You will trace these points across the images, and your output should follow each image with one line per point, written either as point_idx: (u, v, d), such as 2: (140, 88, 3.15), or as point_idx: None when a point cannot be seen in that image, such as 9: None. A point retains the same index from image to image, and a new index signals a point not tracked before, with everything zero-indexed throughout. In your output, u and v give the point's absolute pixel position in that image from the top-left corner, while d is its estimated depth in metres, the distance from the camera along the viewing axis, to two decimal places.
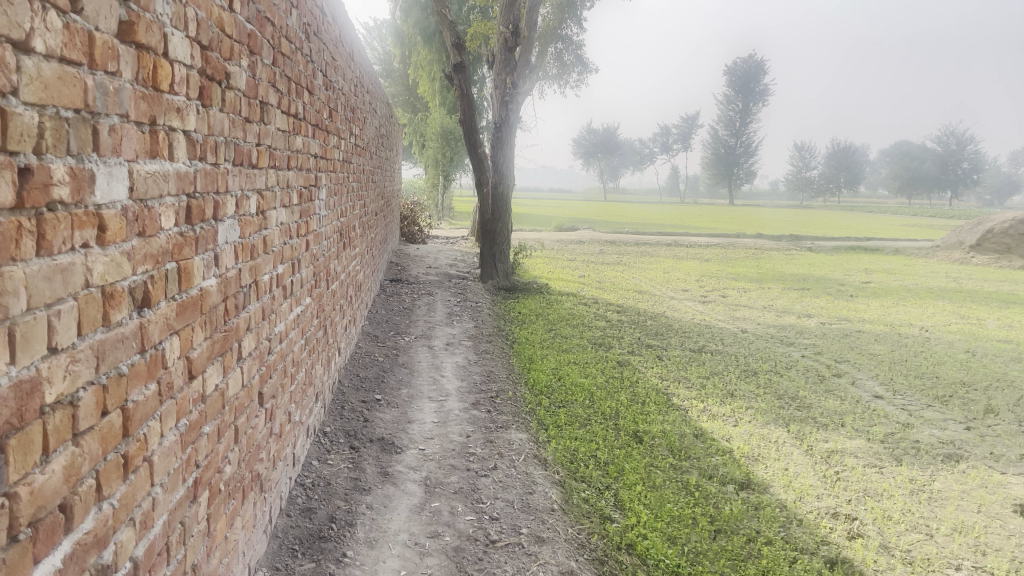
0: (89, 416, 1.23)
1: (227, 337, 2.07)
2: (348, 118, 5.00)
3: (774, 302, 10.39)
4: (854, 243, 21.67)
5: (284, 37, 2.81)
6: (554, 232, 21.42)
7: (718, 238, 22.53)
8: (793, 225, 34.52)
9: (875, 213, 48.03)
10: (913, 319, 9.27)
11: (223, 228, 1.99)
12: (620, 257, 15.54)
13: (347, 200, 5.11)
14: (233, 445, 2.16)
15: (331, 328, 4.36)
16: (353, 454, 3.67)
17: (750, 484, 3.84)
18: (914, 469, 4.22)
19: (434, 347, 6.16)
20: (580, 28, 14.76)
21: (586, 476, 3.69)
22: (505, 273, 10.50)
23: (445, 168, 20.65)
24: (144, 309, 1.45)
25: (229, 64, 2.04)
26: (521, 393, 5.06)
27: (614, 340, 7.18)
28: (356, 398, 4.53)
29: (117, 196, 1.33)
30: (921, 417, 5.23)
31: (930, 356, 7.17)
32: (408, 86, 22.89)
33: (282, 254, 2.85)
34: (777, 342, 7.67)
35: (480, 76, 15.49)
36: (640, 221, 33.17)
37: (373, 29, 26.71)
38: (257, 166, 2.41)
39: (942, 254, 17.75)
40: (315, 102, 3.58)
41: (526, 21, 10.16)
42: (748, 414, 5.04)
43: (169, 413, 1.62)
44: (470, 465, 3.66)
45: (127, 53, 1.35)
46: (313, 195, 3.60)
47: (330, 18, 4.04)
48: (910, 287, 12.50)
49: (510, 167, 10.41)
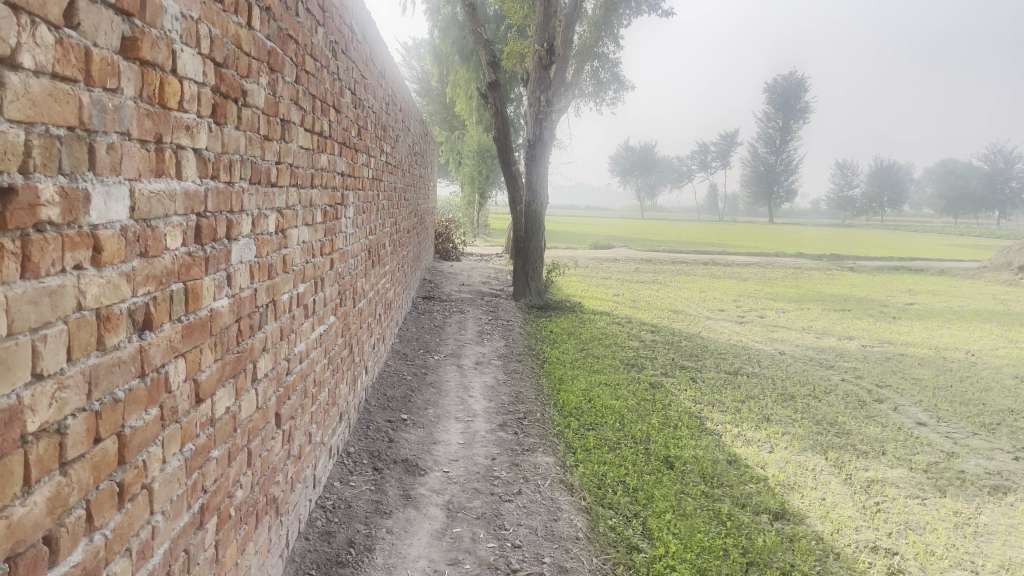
0: (79, 443, 1.18)
1: (240, 358, 2.02)
2: (379, 136, 5.01)
3: (814, 323, 10.17)
4: (898, 262, 21.22)
5: (309, 55, 2.79)
6: (590, 250, 21.34)
7: (757, 257, 22.26)
8: (834, 244, 33.91)
9: (920, 232, 47.07)
10: (959, 342, 8.98)
11: (237, 248, 1.96)
12: (656, 275, 15.39)
13: (377, 218, 5.10)
14: (245, 469, 2.11)
15: (358, 346, 4.33)
16: (376, 475, 3.62)
17: (786, 514, 3.69)
18: (959, 501, 4.04)
19: (463, 366, 6.10)
20: (617, 46, 14.69)
21: (614, 502, 3.59)
22: (538, 291, 10.43)
23: (482, 185, 20.72)
24: (145, 331, 1.41)
25: (246, 82, 2.01)
26: (549, 415, 4.97)
27: (647, 360, 7.06)
28: (382, 418, 4.48)
29: (115, 216, 1.29)
30: (967, 445, 5.03)
31: (977, 381, 6.92)
32: (447, 105, 23.09)
33: (304, 273, 2.82)
34: (815, 365, 7.48)
35: (517, 95, 15.50)
36: (678, 240, 32.91)
37: (412, 49, 27.04)
38: (278, 184, 2.39)
39: (990, 275, 17.28)
40: (342, 120, 3.56)
41: (562, 38, 10.11)
42: (785, 440, 4.89)
43: (173, 438, 1.58)
44: (494, 489, 3.58)
45: (130, 69, 1.32)
46: (340, 213, 3.57)
47: (360, 37, 4.04)
48: (957, 308, 12.15)
49: (544, 186, 10.35)
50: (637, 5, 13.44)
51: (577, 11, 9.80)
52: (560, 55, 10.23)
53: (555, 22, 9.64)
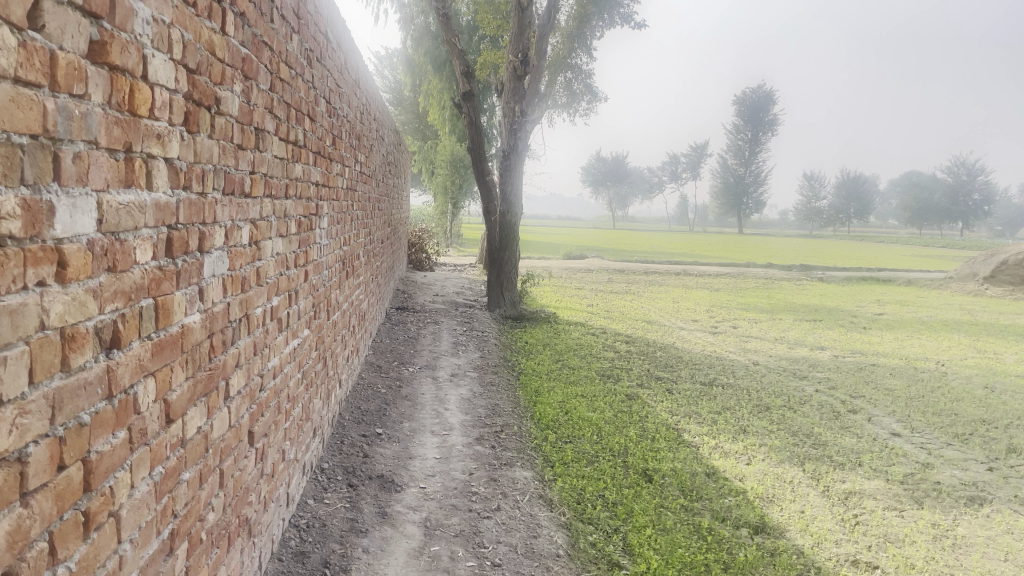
0: (41, 472, 1.11)
1: (212, 376, 1.94)
2: (353, 145, 4.93)
3: (786, 334, 10.24)
4: (866, 273, 21.48)
5: (284, 62, 2.72)
6: (563, 260, 21.35)
7: (728, 267, 22.44)
8: (804, 254, 34.37)
9: (886, 243, 47.78)
10: (929, 353, 9.08)
11: (209, 261, 1.89)
12: (629, 286, 15.44)
13: (352, 228, 5.03)
14: (217, 491, 2.03)
15: (332, 359, 4.25)
16: (351, 492, 3.53)
17: (765, 528, 3.67)
18: (936, 513, 4.05)
19: (439, 378, 6.03)
20: (591, 58, 14.73)
21: (593, 518, 3.54)
22: (512, 302, 10.38)
23: (454, 196, 20.68)
24: (113, 350, 1.34)
25: (219, 90, 1.95)
26: (526, 428, 4.91)
27: (622, 371, 7.04)
28: (356, 432, 4.40)
29: (82, 229, 1.22)
30: (941, 456, 5.06)
31: (948, 391, 6.99)
32: (420, 115, 23.08)
33: (278, 285, 2.74)
34: (789, 375, 7.51)
35: (490, 105, 15.47)
36: (649, 249, 33.09)
37: (385, 59, 26.97)
38: (251, 194, 2.31)
39: (956, 285, 17.57)
40: (317, 129, 3.49)
41: (536, 49, 10.07)
42: (762, 452, 4.88)
43: (142, 462, 1.50)
44: (472, 505, 3.52)
45: (98, 75, 1.25)
46: (314, 224, 3.51)
47: (335, 45, 3.97)
48: (926, 318, 12.33)
49: (518, 197, 10.33)
50: (611, 17, 13.50)
51: (551, 22, 9.81)
52: (535, 66, 10.22)
53: (530, 33, 9.62)
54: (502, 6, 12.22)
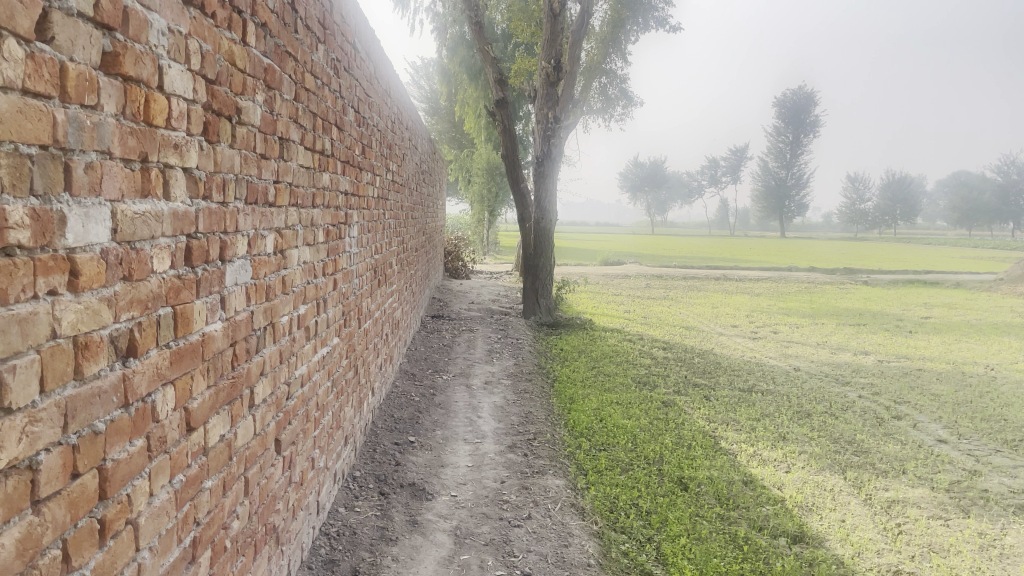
0: (53, 480, 1.11)
1: (235, 385, 1.95)
2: (384, 155, 4.96)
3: (828, 339, 10.04)
4: (912, 276, 20.99)
5: (309, 73, 2.74)
6: (601, 267, 21.21)
7: (769, 271, 22.11)
8: (846, 257, 33.82)
9: (933, 245, 46.70)
10: (977, 356, 8.84)
11: (231, 269, 1.90)
12: (667, 291, 15.28)
13: (384, 237, 5.06)
14: (242, 499, 2.03)
15: (364, 368, 4.27)
16: (382, 500, 3.53)
17: (804, 537, 3.58)
18: (983, 521, 3.92)
19: (473, 386, 6.02)
20: (625, 63, 14.66)
21: (626, 527, 3.49)
22: (548, 309, 10.36)
23: (491, 204, 20.75)
24: (130, 358, 1.35)
25: (241, 99, 1.96)
26: (560, 435, 4.87)
27: (659, 378, 6.96)
28: (389, 440, 4.40)
29: (95, 239, 1.23)
30: (989, 463, 4.90)
31: (997, 396, 6.78)
32: (457, 124, 23.27)
33: (305, 294, 2.76)
34: (832, 381, 7.36)
35: (525, 113, 15.49)
36: (688, 255, 32.77)
37: (421, 69, 27.20)
38: (276, 204, 2.33)
39: (1006, 287, 17.11)
40: (345, 138, 3.51)
41: (570, 55, 10.05)
42: (802, 459, 4.78)
43: (162, 470, 1.51)
44: (503, 514, 3.49)
45: (111, 86, 1.27)
46: (343, 232, 3.52)
47: (364, 55, 4.01)
48: (974, 322, 11.99)
49: (552, 203, 10.30)
50: (645, 21, 13.45)
51: (584, 28, 9.80)
52: (568, 72, 10.21)
53: (562, 39, 9.61)
54: (535, 13, 12.25)
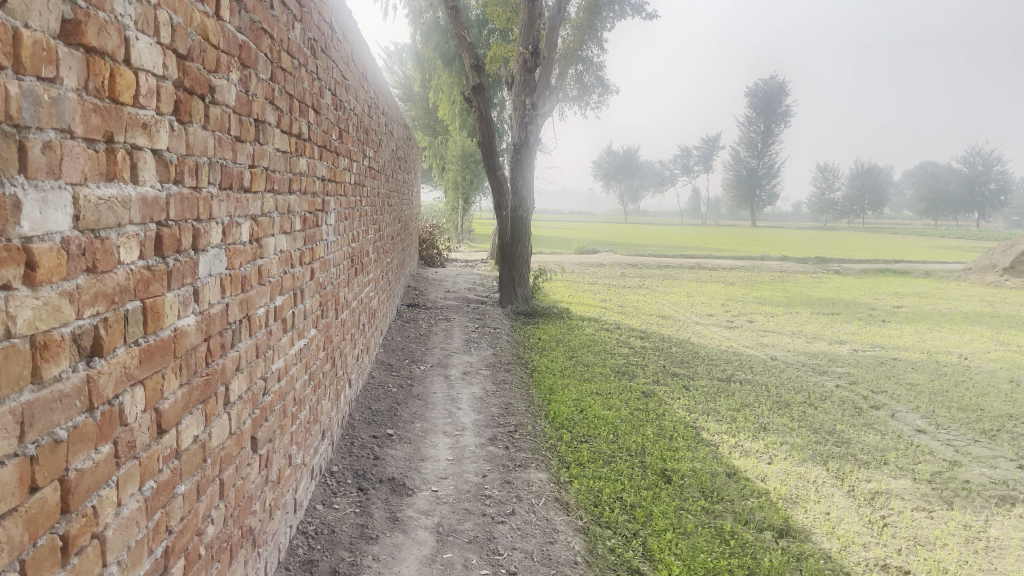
0: (9, 496, 1.00)
1: (209, 382, 1.83)
2: (361, 140, 4.83)
3: (804, 328, 10.06)
4: (883, 265, 21.20)
5: (285, 52, 2.61)
6: (575, 255, 21.15)
7: (743, 260, 22.22)
8: (817, 247, 34.06)
9: (902, 234, 47.32)
10: (950, 346, 8.89)
11: (205, 258, 1.77)
12: (642, 280, 15.25)
13: (360, 225, 4.95)
14: (217, 502, 1.92)
15: (341, 360, 4.15)
16: (361, 496, 3.43)
17: (790, 531, 3.54)
18: (967, 513, 3.91)
19: (451, 376, 5.92)
20: (601, 50, 14.52)
21: (611, 522, 3.43)
22: (525, 298, 10.26)
23: (465, 190, 20.57)
24: (94, 357, 1.24)
25: (214, 77, 1.83)
26: (540, 427, 4.79)
27: (637, 368, 6.90)
28: (367, 433, 4.30)
29: (54, 226, 1.11)
30: (969, 454, 4.91)
31: (972, 386, 6.81)
32: (430, 110, 23.05)
33: (282, 284, 2.63)
34: (809, 370, 7.36)
35: (500, 100, 15.36)
36: (659, 243, 32.84)
37: (394, 54, 26.85)
38: (251, 190, 2.20)
39: (975, 277, 17.33)
40: (322, 121, 3.38)
41: (547, 41, 9.90)
42: (783, 450, 4.74)
43: (131, 476, 1.40)
44: (486, 510, 3.41)
45: (72, 57, 1.14)
46: (320, 220, 3.39)
47: (341, 36, 3.86)
48: (945, 311, 12.11)
49: (529, 191, 10.19)
50: (621, 8, 13.32)
51: (562, 12, 9.66)
52: (545, 58, 10.09)
53: (540, 24, 9.45)
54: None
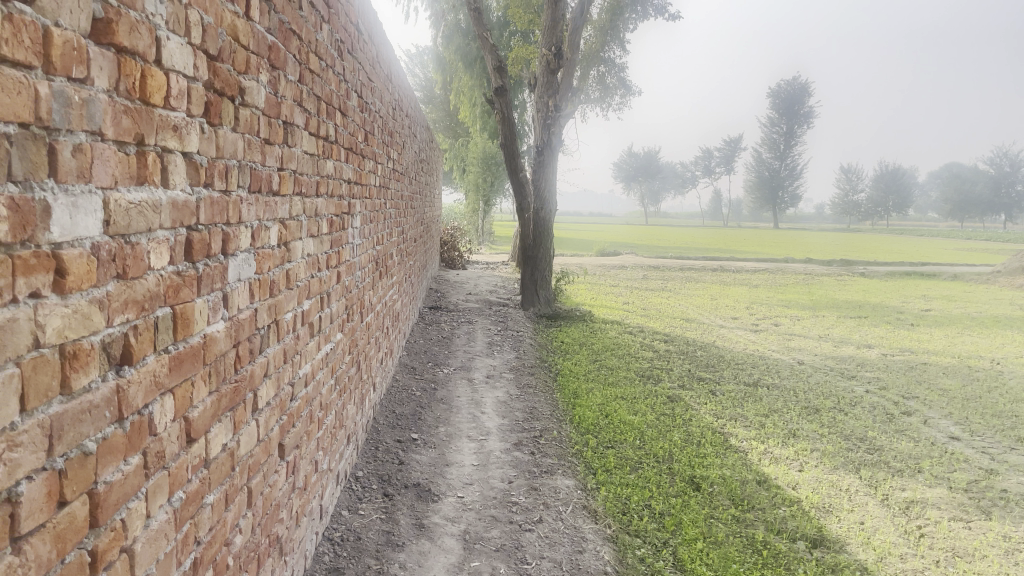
0: (36, 512, 0.96)
1: (237, 390, 1.80)
2: (385, 142, 4.79)
3: (831, 331, 9.92)
4: (909, 268, 20.90)
5: (314, 53, 2.58)
6: (597, 257, 21.05)
7: (766, 262, 22.03)
8: (842, 249, 33.73)
9: (928, 236, 46.71)
10: (981, 351, 8.73)
11: (234, 264, 1.74)
12: (665, 283, 15.14)
13: (384, 228, 4.90)
14: (245, 511, 1.88)
15: (366, 364, 4.12)
16: (387, 502, 3.39)
17: (824, 541, 3.46)
18: (1006, 524, 3.81)
19: (474, 380, 5.88)
20: (623, 51, 14.44)
21: (640, 530, 3.36)
22: (547, 300, 10.20)
23: (486, 193, 20.56)
24: (124, 367, 1.20)
25: (244, 79, 1.80)
26: (566, 432, 4.73)
27: (663, 372, 6.82)
28: (391, 437, 4.26)
29: (85, 232, 1.08)
30: (1006, 462, 4.79)
31: (1006, 392, 6.66)
32: (451, 112, 23.08)
33: (309, 288, 2.60)
34: (838, 375, 7.24)
35: (522, 102, 15.33)
36: (681, 245, 32.65)
37: (415, 57, 26.91)
38: (279, 193, 2.17)
39: (1004, 280, 17.05)
40: (349, 124, 3.36)
41: (570, 42, 9.84)
42: (814, 458, 4.65)
43: (161, 487, 1.36)
44: (513, 517, 3.36)
45: (103, 57, 1.11)
46: (346, 223, 3.35)
47: (366, 38, 3.82)
48: (975, 314, 11.90)
49: (552, 193, 10.13)
50: (644, 9, 13.24)
51: (584, 13, 9.59)
52: (567, 60, 10.04)
53: (563, 26, 9.40)
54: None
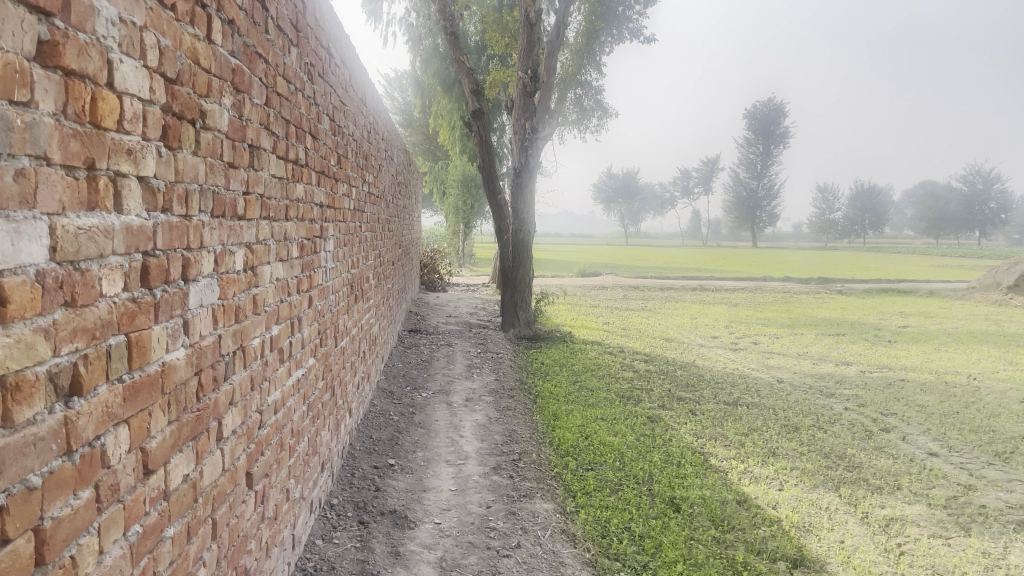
0: None
1: (199, 418, 1.75)
2: (360, 165, 4.77)
3: (810, 349, 9.96)
4: (887, 285, 21.11)
5: (281, 77, 2.56)
6: (577, 278, 21.09)
7: (745, 280, 22.17)
8: (820, 266, 34.10)
9: (905, 254, 47.27)
10: (959, 366, 8.79)
11: (195, 290, 1.70)
12: (645, 302, 15.18)
13: (359, 251, 4.87)
14: (209, 543, 1.83)
15: (341, 389, 4.06)
16: (362, 530, 3.33)
17: (805, 561, 3.43)
18: (986, 540, 3.81)
19: (453, 403, 5.82)
20: (600, 73, 14.56)
21: (620, 553, 3.32)
22: (527, 322, 10.19)
23: (467, 215, 20.58)
24: (73, 398, 1.16)
25: (205, 102, 1.78)
26: (545, 455, 4.69)
27: (643, 392, 6.80)
28: (368, 463, 4.20)
29: (28, 258, 1.04)
30: (984, 477, 4.81)
31: (983, 407, 6.71)
32: (431, 135, 23.15)
33: (278, 314, 2.56)
34: (817, 393, 7.25)
35: (500, 124, 15.39)
36: (661, 265, 32.88)
37: (394, 81, 27.02)
38: (245, 217, 2.13)
39: (979, 295, 17.26)
40: (320, 147, 3.33)
41: (546, 65, 9.89)
42: (794, 476, 4.64)
43: (115, 521, 1.32)
44: (490, 542, 3.31)
45: (48, 80, 1.08)
46: (318, 247, 3.32)
47: (339, 62, 3.81)
48: (952, 330, 12.00)
49: (530, 215, 10.14)
50: (620, 32, 13.36)
51: (560, 37, 9.65)
52: (544, 83, 10.07)
53: (539, 49, 9.45)
54: (510, 24, 12.11)
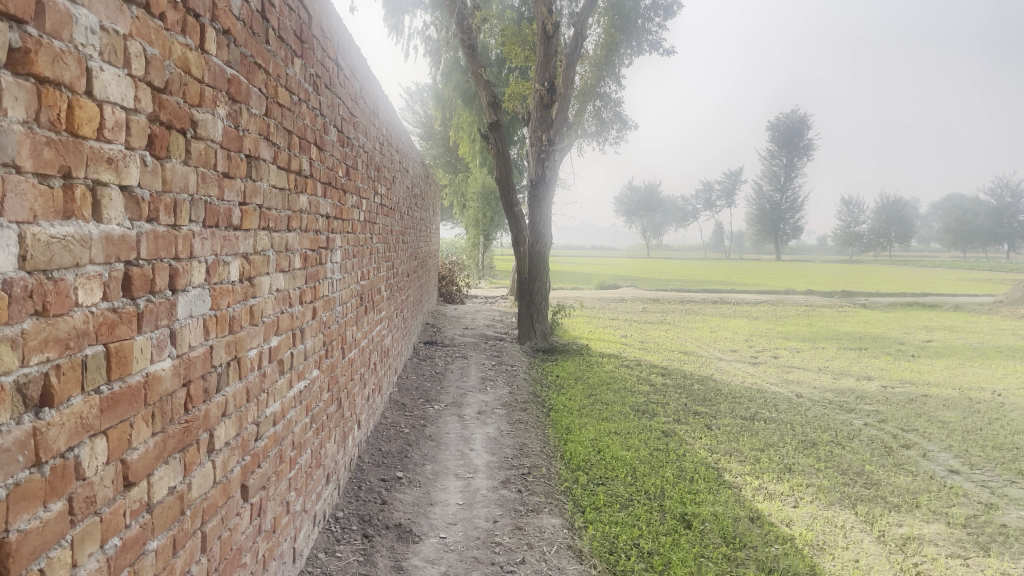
0: None
1: (188, 430, 1.74)
2: (372, 177, 4.77)
3: (831, 363, 9.83)
4: (911, 298, 20.84)
5: (283, 87, 2.56)
6: (597, 290, 21.01)
7: (768, 293, 21.99)
8: (843, 280, 33.76)
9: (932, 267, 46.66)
10: (984, 382, 8.62)
11: (183, 299, 1.69)
12: (664, 316, 15.07)
13: (370, 262, 4.85)
14: (198, 555, 1.81)
15: (348, 401, 4.04)
16: (366, 544, 3.30)
17: None
18: (1005, 560, 3.71)
19: (465, 416, 5.78)
20: (618, 86, 14.54)
21: (627, 570, 3.27)
22: (543, 334, 10.14)
23: (486, 228, 20.60)
24: (43, 409, 1.15)
25: (197, 112, 1.77)
26: (556, 469, 4.64)
27: (658, 406, 6.72)
28: (375, 476, 4.18)
29: None
30: (1006, 496, 4.69)
31: (1007, 424, 6.56)
32: (452, 148, 23.23)
33: (278, 325, 2.54)
34: (837, 408, 7.13)
35: (519, 137, 15.41)
36: (683, 278, 32.70)
37: (416, 95, 27.19)
38: (242, 227, 2.13)
39: (1006, 309, 16.97)
40: (326, 158, 3.33)
41: (563, 77, 9.87)
42: (810, 493, 4.55)
43: (91, 534, 1.30)
44: (495, 558, 3.27)
45: (19, 87, 1.07)
46: (323, 258, 3.31)
47: (348, 73, 3.81)
48: (977, 345, 11.80)
49: (547, 227, 10.11)
50: (639, 45, 13.34)
51: (578, 49, 9.63)
52: (562, 95, 10.05)
53: (556, 61, 9.44)
54: (529, 37, 12.13)
